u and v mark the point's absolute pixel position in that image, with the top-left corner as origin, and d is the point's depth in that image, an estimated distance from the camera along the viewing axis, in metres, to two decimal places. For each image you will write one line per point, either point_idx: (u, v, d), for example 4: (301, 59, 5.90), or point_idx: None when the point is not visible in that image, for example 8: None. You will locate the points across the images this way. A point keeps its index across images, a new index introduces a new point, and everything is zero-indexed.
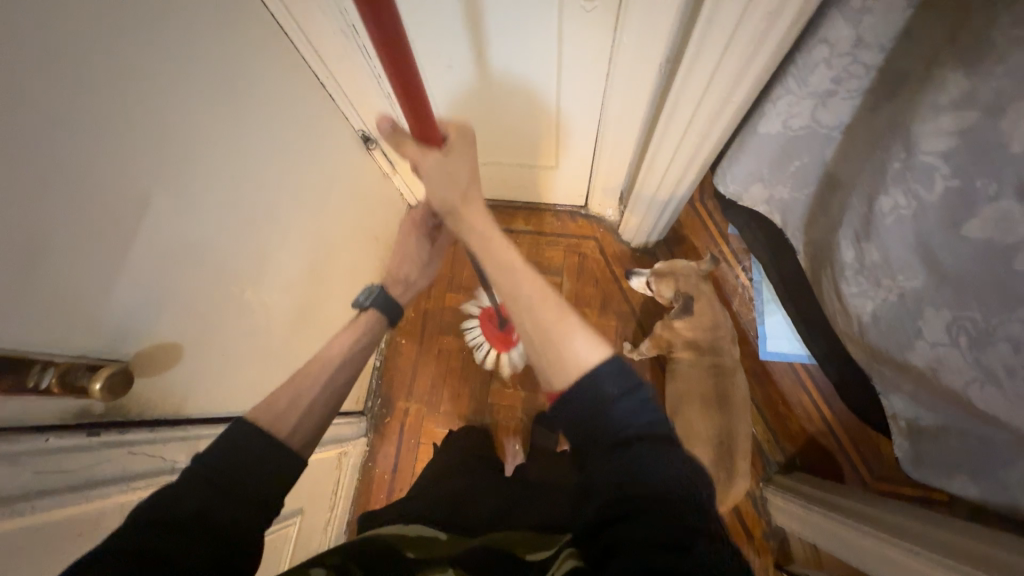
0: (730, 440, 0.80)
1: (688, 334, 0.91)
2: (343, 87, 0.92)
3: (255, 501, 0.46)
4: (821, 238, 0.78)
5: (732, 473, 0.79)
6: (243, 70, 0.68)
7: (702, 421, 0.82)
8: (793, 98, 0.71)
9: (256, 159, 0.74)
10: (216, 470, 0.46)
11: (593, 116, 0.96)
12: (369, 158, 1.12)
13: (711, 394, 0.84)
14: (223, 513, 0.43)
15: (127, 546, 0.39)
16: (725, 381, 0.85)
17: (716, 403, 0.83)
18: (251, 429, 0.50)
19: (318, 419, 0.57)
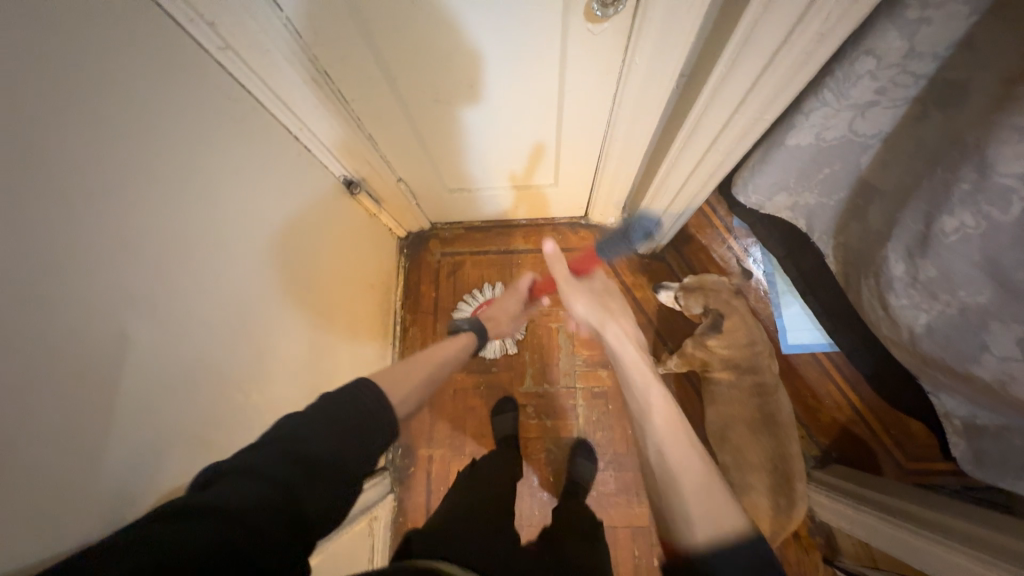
0: (784, 464, 0.79)
1: (724, 353, 0.89)
2: (321, 137, 0.83)
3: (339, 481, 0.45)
4: (857, 245, 0.74)
5: (792, 499, 0.78)
6: (211, 147, 0.59)
7: (753, 449, 0.81)
8: (830, 111, 0.64)
9: (242, 244, 0.65)
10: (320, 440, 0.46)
11: (596, 134, 0.90)
12: (355, 202, 1.03)
13: (757, 417, 0.83)
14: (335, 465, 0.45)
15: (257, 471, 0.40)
16: (770, 400, 0.84)
17: (764, 426, 0.82)
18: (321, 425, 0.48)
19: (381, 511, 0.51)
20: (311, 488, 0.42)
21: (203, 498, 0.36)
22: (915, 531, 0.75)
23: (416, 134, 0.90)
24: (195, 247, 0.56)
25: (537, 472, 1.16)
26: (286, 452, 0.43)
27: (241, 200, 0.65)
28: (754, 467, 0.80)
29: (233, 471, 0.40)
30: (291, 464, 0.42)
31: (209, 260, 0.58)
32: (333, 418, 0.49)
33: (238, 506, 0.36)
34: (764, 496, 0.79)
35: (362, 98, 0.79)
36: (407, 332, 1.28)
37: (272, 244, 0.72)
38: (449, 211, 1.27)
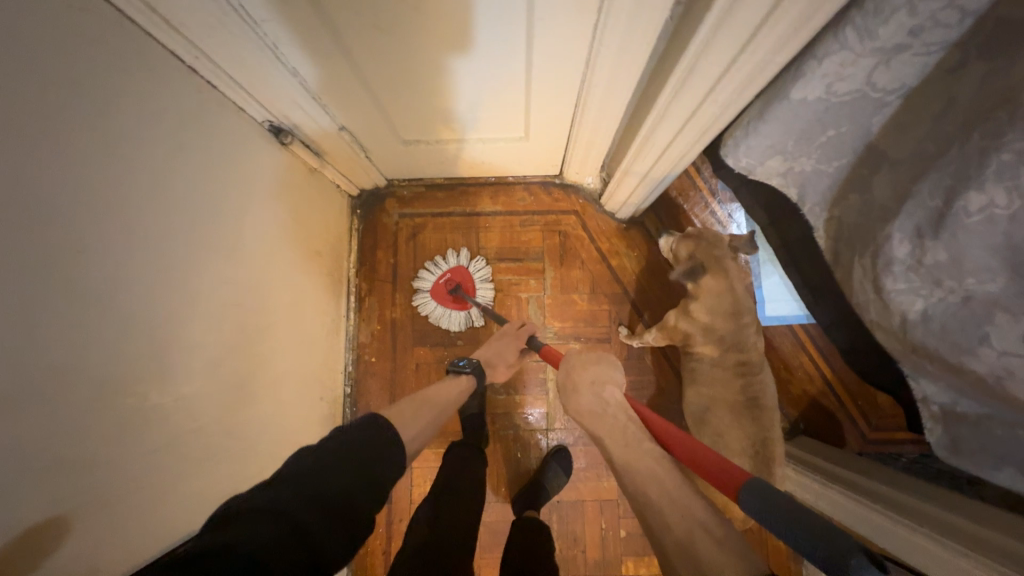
0: (767, 450, 0.78)
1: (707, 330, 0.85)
2: (226, 69, 0.66)
3: (354, 518, 0.49)
4: (854, 221, 0.66)
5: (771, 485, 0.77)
6: (42, 78, 0.43)
7: (734, 434, 0.79)
8: (848, 56, 0.52)
9: (118, 211, 0.51)
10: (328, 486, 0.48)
11: (573, 77, 0.76)
12: (289, 155, 0.87)
13: (740, 398, 0.81)
14: (342, 490, 0.49)
15: (268, 505, 0.44)
16: (753, 381, 0.82)
17: (747, 409, 0.80)
18: (317, 461, 0.50)
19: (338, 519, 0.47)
20: (320, 522, 0.45)
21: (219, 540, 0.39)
22: (877, 508, 0.74)
23: (356, 71, 0.74)
24: (32, 217, 0.42)
25: (504, 447, 1.13)
26: (304, 492, 0.47)
27: (109, 154, 0.50)
28: (736, 452, 0.79)
29: (247, 513, 0.42)
30: (307, 502, 0.46)
31: (60, 232, 0.45)
32: (335, 456, 0.52)
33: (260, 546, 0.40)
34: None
35: (280, 22, 0.62)
36: (363, 302, 1.17)
37: (171, 212, 0.59)
38: (407, 166, 1.11)
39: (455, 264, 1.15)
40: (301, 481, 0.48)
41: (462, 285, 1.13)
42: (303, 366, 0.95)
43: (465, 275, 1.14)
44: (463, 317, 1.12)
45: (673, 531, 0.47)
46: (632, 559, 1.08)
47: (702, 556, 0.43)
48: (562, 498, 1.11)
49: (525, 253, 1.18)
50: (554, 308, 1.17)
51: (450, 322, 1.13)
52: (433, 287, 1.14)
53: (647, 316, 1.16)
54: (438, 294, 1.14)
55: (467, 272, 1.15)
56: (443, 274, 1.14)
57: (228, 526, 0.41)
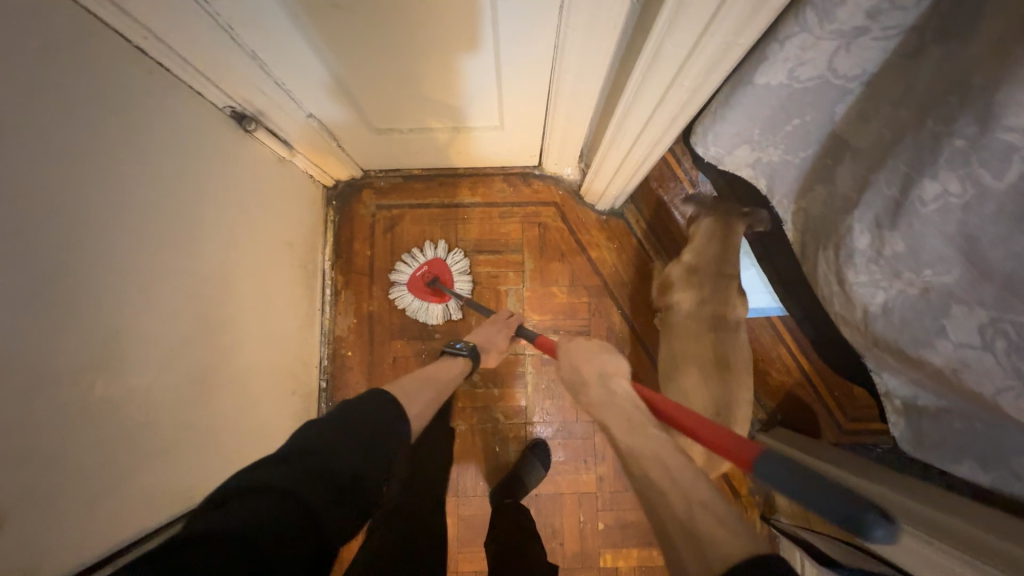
0: (729, 410, 0.84)
1: (695, 292, 0.93)
2: (180, 50, 0.62)
3: (355, 502, 0.49)
4: (820, 212, 0.67)
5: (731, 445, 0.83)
6: None
7: (700, 390, 0.86)
8: (809, 38, 0.50)
9: (62, 201, 0.50)
10: (337, 472, 0.49)
11: (544, 62, 0.75)
12: (254, 142, 0.84)
13: (710, 361, 0.87)
14: (351, 472, 0.50)
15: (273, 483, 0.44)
16: (725, 344, 0.88)
17: (715, 371, 0.86)
18: (325, 439, 0.51)
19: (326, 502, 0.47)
20: (327, 503, 0.46)
21: (219, 522, 0.39)
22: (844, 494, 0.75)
23: (313, 49, 0.70)
24: None
25: (480, 442, 1.12)
26: (312, 469, 0.47)
27: (51, 141, 0.48)
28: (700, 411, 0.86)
29: (251, 490, 0.43)
30: (314, 482, 0.46)
31: (1, 224, 0.43)
32: (343, 436, 0.53)
33: (255, 532, 0.39)
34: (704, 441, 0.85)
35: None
36: (339, 295, 1.15)
37: (122, 201, 0.57)
38: (382, 157, 1.09)
39: (433, 256, 1.13)
40: (297, 455, 0.48)
41: (440, 277, 1.11)
42: (272, 358, 0.93)
43: (443, 267, 1.12)
44: (441, 310, 1.11)
45: (677, 514, 0.45)
46: (610, 551, 1.08)
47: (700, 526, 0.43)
48: (541, 490, 1.10)
49: (504, 245, 1.17)
50: (533, 300, 1.16)
51: (428, 314, 1.11)
52: (410, 279, 1.12)
53: (627, 307, 1.16)
54: (414, 286, 1.12)
55: (443, 262, 1.13)
56: (421, 266, 1.13)
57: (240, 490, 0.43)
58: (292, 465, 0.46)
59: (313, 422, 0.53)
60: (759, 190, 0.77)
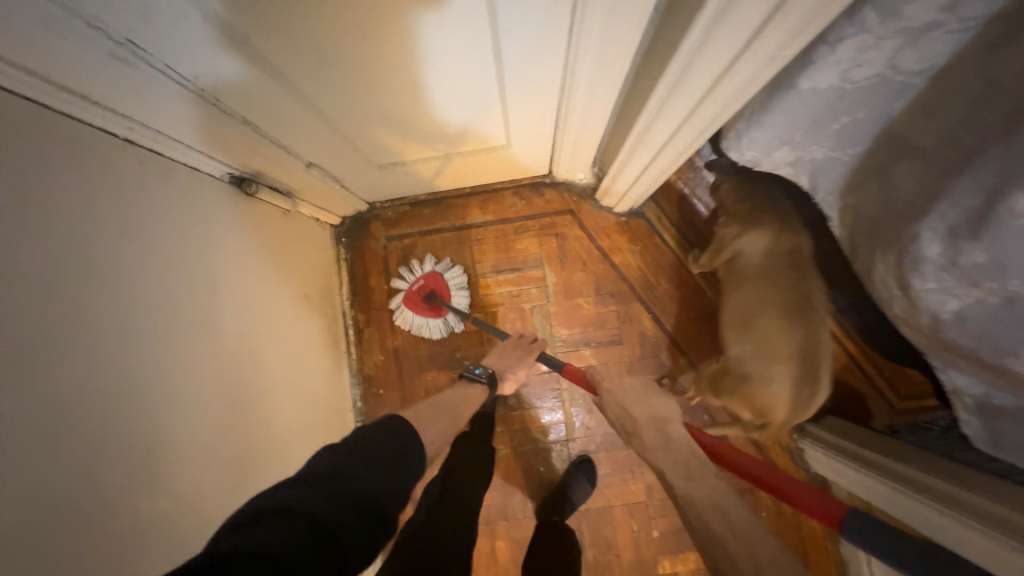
0: (814, 356, 0.83)
1: (763, 238, 0.88)
2: (166, 130, 0.59)
3: (372, 517, 0.49)
4: (877, 212, 0.62)
5: (815, 388, 0.83)
6: None
7: (784, 338, 0.85)
8: (867, 38, 0.47)
9: (71, 329, 0.47)
10: (351, 488, 0.49)
11: (552, 83, 0.69)
12: (256, 203, 0.81)
13: (791, 306, 0.85)
14: (368, 490, 0.51)
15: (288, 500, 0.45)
16: (804, 286, 0.85)
17: (797, 314, 0.85)
18: (343, 456, 0.53)
19: (344, 516, 0.47)
20: (344, 518, 0.46)
21: (239, 543, 0.40)
22: (918, 499, 0.72)
23: (303, 104, 0.65)
24: None
25: (523, 463, 1.12)
26: (329, 490, 0.48)
27: (48, 267, 0.45)
28: (782, 358, 0.85)
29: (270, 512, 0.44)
30: (332, 498, 0.47)
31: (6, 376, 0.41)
32: (367, 463, 0.54)
33: (275, 546, 0.40)
34: (788, 386, 0.85)
35: (203, 72, 0.53)
36: (363, 333, 1.13)
37: (131, 306, 0.55)
38: (385, 189, 1.04)
39: (431, 270, 1.10)
40: (312, 475, 0.50)
41: (437, 292, 1.08)
42: (307, 412, 0.93)
43: (440, 280, 1.10)
44: (440, 323, 1.08)
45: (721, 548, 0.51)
46: (667, 557, 1.08)
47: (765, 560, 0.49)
48: (591, 505, 1.09)
49: (523, 261, 1.13)
50: (560, 315, 1.12)
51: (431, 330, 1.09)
52: (406, 293, 1.09)
53: (658, 310, 1.11)
54: (413, 305, 1.08)
55: (439, 274, 1.10)
56: (418, 279, 1.09)
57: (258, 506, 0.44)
58: (313, 481, 0.48)
59: (329, 447, 0.55)
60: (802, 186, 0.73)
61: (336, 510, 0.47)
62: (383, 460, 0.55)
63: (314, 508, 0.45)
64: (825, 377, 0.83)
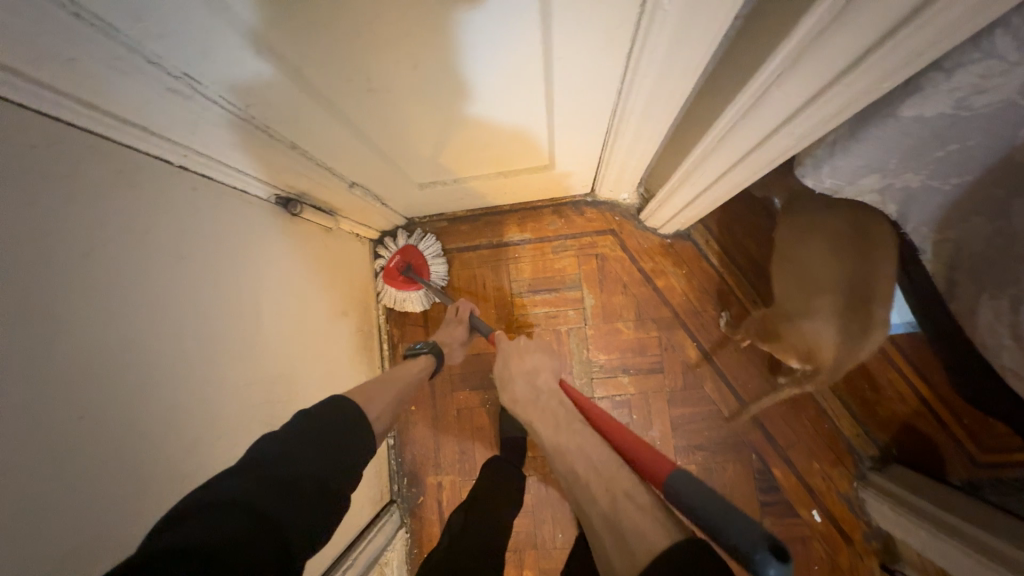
0: (869, 292, 0.70)
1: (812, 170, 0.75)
2: (218, 156, 0.60)
3: (316, 502, 0.50)
4: (988, 250, 0.56)
5: (867, 325, 0.71)
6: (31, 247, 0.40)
7: (831, 274, 0.73)
8: (997, 64, 0.41)
9: (122, 355, 0.48)
10: (292, 474, 0.50)
11: (603, 111, 0.67)
12: (299, 223, 0.82)
13: (846, 239, 0.72)
14: (312, 471, 0.51)
15: (213, 497, 0.44)
16: (866, 215, 0.70)
17: (854, 247, 0.71)
18: (289, 438, 0.53)
19: (298, 506, 0.48)
20: (285, 508, 0.47)
21: (172, 541, 0.38)
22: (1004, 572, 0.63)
23: (352, 130, 0.66)
24: (19, 399, 0.39)
25: (554, 489, 1.07)
26: (270, 481, 0.48)
27: (103, 295, 0.46)
28: (822, 291, 0.74)
29: (204, 509, 0.42)
30: (270, 488, 0.47)
31: (56, 408, 0.42)
32: (318, 447, 0.54)
33: (208, 542, 0.39)
34: (830, 325, 0.74)
35: (254, 105, 0.54)
36: (396, 348, 1.13)
37: (175, 331, 0.55)
38: (425, 206, 1.04)
39: (404, 245, 1.08)
40: (241, 464, 0.49)
41: (414, 266, 1.06)
42: None
43: (415, 253, 1.07)
44: (417, 298, 1.06)
45: (601, 509, 0.51)
46: None
47: (623, 529, 0.47)
48: None
49: (560, 282, 1.09)
50: (598, 339, 1.07)
51: (396, 303, 1.08)
52: (384, 269, 1.06)
53: (703, 338, 1.05)
54: (388, 278, 1.06)
55: (416, 248, 1.08)
56: (394, 255, 1.07)
57: (180, 504, 0.43)
58: (247, 474, 0.48)
59: (265, 436, 0.54)
60: (889, 213, 0.64)
61: (287, 500, 0.47)
62: (318, 436, 0.55)
63: (252, 499, 0.45)
64: (881, 312, 0.69)
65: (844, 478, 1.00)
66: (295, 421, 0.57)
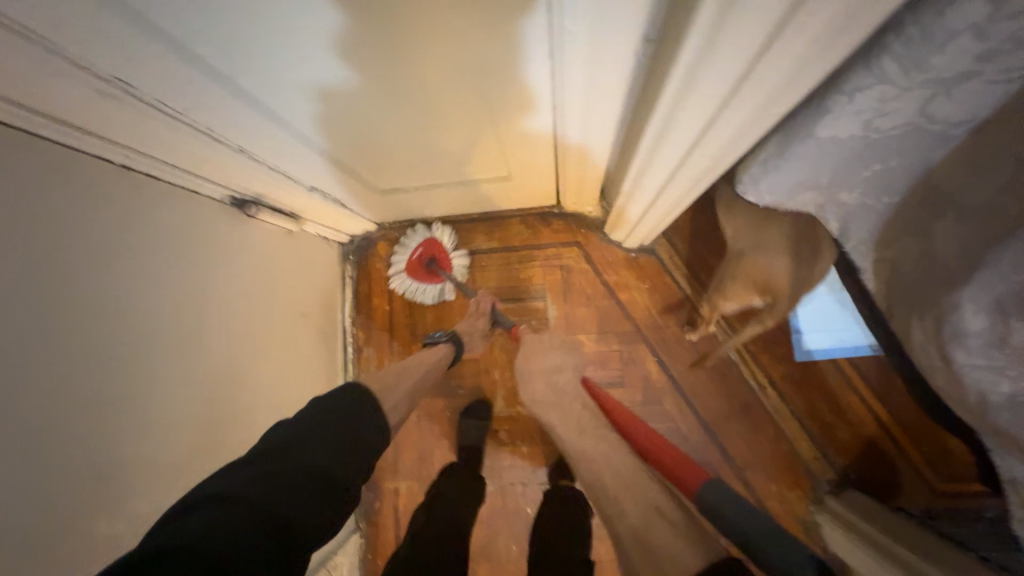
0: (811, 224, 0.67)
1: None
2: (162, 157, 0.61)
3: (323, 494, 0.52)
4: (913, 274, 0.55)
5: (818, 248, 0.67)
6: None
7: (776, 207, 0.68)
8: (890, 89, 0.40)
9: (44, 349, 0.49)
10: (304, 468, 0.53)
11: (546, 125, 0.68)
12: (257, 225, 0.84)
13: None
14: (320, 464, 0.54)
15: (222, 488, 0.47)
16: None
17: None
18: (298, 432, 0.57)
19: (305, 499, 0.50)
20: (292, 500, 0.49)
21: (177, 533, 0.41)
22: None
23: (297, 135, 0.67)
24: None
25: (511, 499, 1.07)
26: (277, 473, 0.51)
27: (25, 289, 0.47)
28: (770, 221, 0.69)
29: (210, 500, 0.45)
30: (276, 480, 0.50)
31: None
32: (323, 441, 0.57)
33: (212, 533, 0.42)
34: (782, 254, 0.70)
35: (342, 104, 0.60)
36: (362, 352, 1.14)
37: (109, 327, 0.56)
38: (393, 212, 1.06)
39: (426, 236, 1.07)
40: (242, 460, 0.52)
41: (437, 259, 1.05)
42: None
43: (438, 246, 1.06)
44: (437, 292, 1.06)
45: (630, 521, 0.54)
46: None
47: (655, 544, 0.50)
48: None
49: (525, 292, 1.10)
50: None
51: (419, 295, 1.07)
52: (407, 262, 1.05)
53: (661, 353, 1.05)
54: (410, 270, 1.05)
55: (439, 241, 1.07)
56: (417, 248, 1.05)
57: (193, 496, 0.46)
58: (257, 467, 0.51)
59: (275, 430, 0.57)
60: (832, 230, 0.64)
61: (291, 492, 0.50)
62: (326, 430, 0.58)
63: (260, 493, 0.48)
64: (826, 232, 0.66)
65: (800, 502, 0.99)
66: (301, 412, 0.61)
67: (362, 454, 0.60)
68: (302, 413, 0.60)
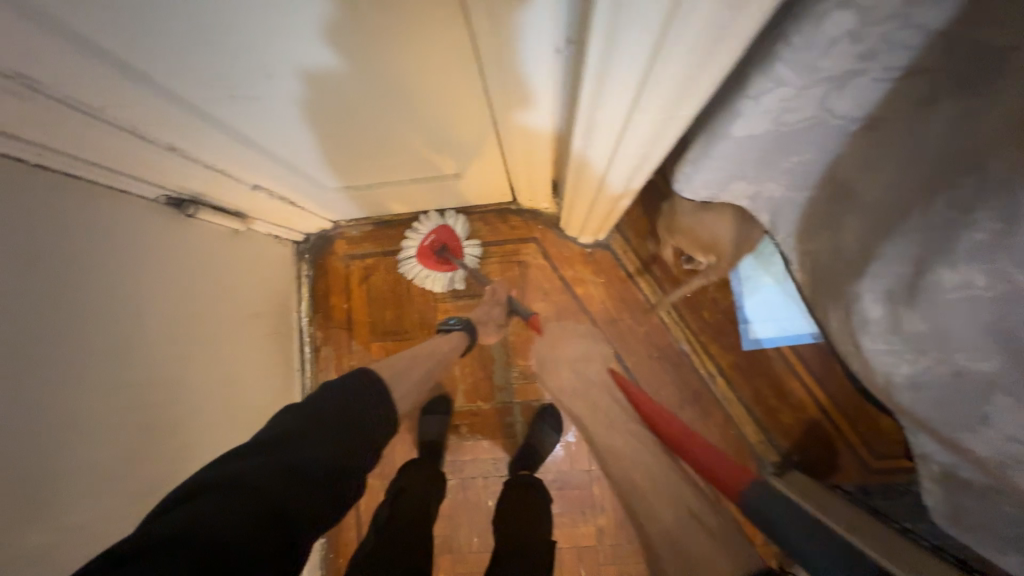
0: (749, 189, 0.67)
1: None
2: (84, 155, 0.59)
3: (320, 487, 0.54)
4: (828, 261, 0.58)
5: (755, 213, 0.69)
6: None
7: None
8: (790, 90, 0.42)
9: None
10: (308, 461, 0.53)
11: (487, 122, 0.69)
12: (197, 224, 0.81)
13: None
14: (322, 459, 0.55)
15: (229, 475, 0.48)
16: None
17: None
18: (307, 420, 0.58)
19: (305, 492, 0.52)
20: (291, 492, 0.50)
21: (181, 520, 0.42)
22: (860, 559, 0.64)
23: (229, 134, 0.66)
24: None
25: (473, 493, 1.08)
26: (281, 465, 0.52)
27: None
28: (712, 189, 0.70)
29: (215, 487, 0.47)
30: (280, 472, 0.51)
31: None
32: (329, 433, 0.58)
33: (212, 524, 0.43)
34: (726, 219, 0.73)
35: (303, 94, 0.60)
36: (320, 351, 1.13)
37: (37, 329, 0.54)
38: (347, 209, 1.05)
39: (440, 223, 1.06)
40: (258, 443, 0.53)
41: (448, 246, 1.04)
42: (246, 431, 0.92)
43: (452, 233, 1.05)
44: (446, 279, 1.05)
45: (665, 525, 0.58)
46: None
47: (689, 549, 0.54)
48: None
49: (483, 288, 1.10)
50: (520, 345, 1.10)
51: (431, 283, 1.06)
52: (418, 247, 1.04)
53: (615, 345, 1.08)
54: (422, 257, 1.04)
55: (452, 228, 1.06)
56: (429, 234, 1.04)
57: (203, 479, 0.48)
58: (266, 456, 0.52)
59: (288, 412, 0.59)
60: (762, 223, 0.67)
61: (291, 487, 0.51)
62: (332, 422, 0.59)
63: (263, 484, 0.49)
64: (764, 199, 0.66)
65: None
66: (316, 397, 0.62)
67: (367, 447, 0.61)
68: (314, 401, 0.61)
